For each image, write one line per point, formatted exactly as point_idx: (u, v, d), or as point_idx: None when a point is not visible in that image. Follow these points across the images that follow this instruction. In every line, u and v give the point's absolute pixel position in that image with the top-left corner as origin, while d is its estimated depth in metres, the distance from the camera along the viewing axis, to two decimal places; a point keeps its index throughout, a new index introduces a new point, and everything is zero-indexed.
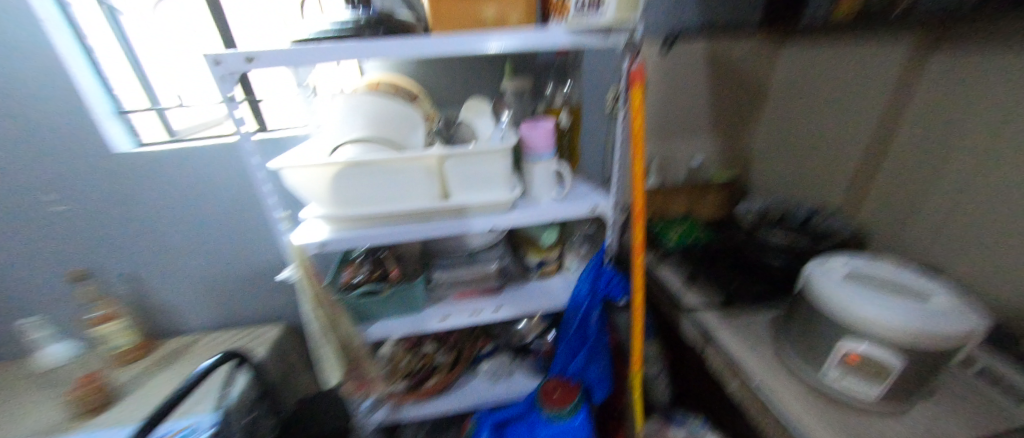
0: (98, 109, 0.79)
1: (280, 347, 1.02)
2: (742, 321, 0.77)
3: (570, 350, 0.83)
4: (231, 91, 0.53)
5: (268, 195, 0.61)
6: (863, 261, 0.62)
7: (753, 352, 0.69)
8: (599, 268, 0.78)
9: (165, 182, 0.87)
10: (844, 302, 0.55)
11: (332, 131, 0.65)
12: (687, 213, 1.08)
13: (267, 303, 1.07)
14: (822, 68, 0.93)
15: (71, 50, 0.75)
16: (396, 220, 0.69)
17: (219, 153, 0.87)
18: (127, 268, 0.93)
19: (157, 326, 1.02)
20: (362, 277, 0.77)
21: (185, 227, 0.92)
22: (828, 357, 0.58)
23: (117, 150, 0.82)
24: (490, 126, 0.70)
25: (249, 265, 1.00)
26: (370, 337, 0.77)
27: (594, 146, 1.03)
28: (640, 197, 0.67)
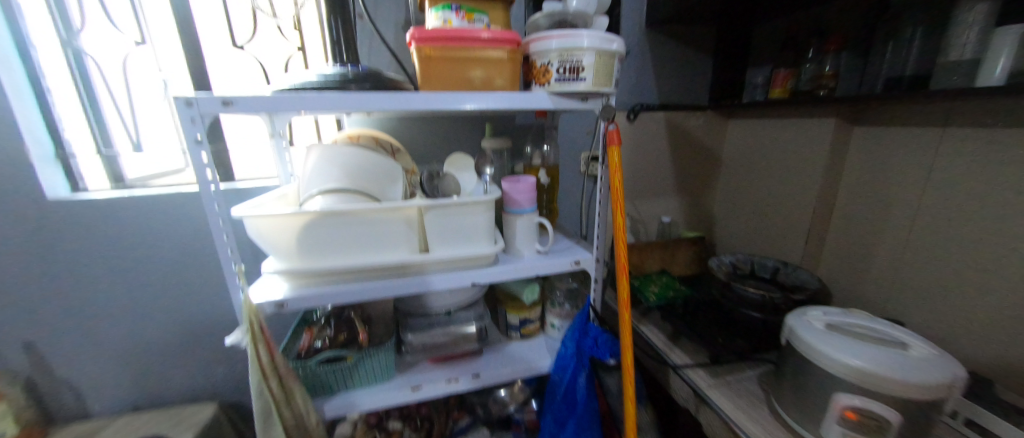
0: (37, 152, 0.72)
1: (212, 430, 0.86)
2: (732, 380, 0.74)
3: (558, 419, 0.76)
4: (199, 134, 0.50)
5: (223, 248, 0.54)
6: (841, 311, 0.64)
7: (748, 412, 0.67)
8: (585, 326, 0.74)
9: (104, 234, 0.77)
10: (830, 353, 0.55)
11: (306, 181, 0.62)
12: (663, 269, 1.09)
13: (202, 376, 0.92)
14: (766, 138, 1.05)
15: (20, 90, 0.70)
16: (369, 275, 0.63)
17: (174, 203, 0.80)
18: (33, 336, 0.78)
19: (55, 410, 0.83)
20: (325, 341, 0.69)
21: (118, 284, 0.81)
22: (826, 414, 0.57)
23: (51, 196, 0.73)
24: (473, 181, 0.71)
25: (190, 329, 0.88)
26: (327, 414, 0.66)
27: (570, 203, 1.06)
28: (623, 251, 0.67)
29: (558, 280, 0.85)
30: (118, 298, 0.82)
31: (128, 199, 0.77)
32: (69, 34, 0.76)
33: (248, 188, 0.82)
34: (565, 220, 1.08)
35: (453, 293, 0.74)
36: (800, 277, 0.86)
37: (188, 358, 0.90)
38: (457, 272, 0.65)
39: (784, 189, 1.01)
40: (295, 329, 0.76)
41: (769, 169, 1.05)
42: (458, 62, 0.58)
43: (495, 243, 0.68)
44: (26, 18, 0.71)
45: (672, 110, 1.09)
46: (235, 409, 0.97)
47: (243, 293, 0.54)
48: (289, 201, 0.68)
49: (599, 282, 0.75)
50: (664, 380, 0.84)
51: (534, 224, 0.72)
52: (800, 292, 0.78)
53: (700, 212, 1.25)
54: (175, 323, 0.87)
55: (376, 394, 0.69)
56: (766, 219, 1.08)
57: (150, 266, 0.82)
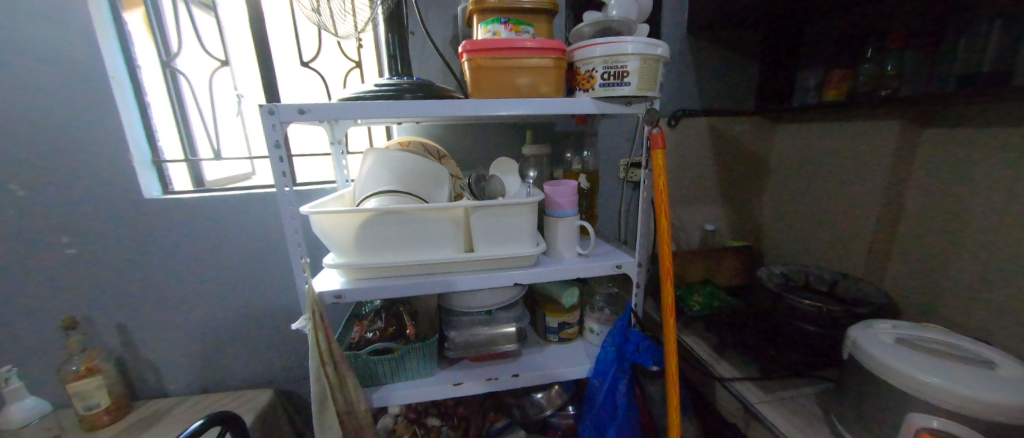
0: (138, 158, 0.83)
1: (268, 415, 0.92)
2: (787, 398, 0.70)
3: (597, 425, 0.75)
4: (278, 138, 0.56)
5: (292, 242, 0.60)
6: (913, 325, 0.59)
7: (805, 430, 0.63)
8: (626, 331, 0.73)
9: (187, 230, 0.87)
10: (902, 370, 0.51)
11: (362, 182, 0.66)
12: (707, 278, 1.06)
13: (261, 364, 1.00)
14: (822, 143, 1.00)
15: (128, 106, 0.82)
16: (417, 271, 0.66)
17: (245, 204, 0.89)
18: (128, 320, 0.89)
19: (140, 386, 0.94)
20: (375, 333, 0.74)
21: (196, 275, 0.90)
22: (898, 436, 0.52)
23: (146, 195, 0.84)
24: (517, 184, 0.74)
25: (254, 320, 0.96)
26: (375, 404, 0.69)
27: (609, 209, 1.06)
28: (668, 255, 0.66)
29: (597, 285, 0.85)
30: (196, 288, 0.91)
31: (208, 199, 0.87)
32: (169, 57, 0.88)
33: (309, 191, 0.90)
34: (603, 226, 1.07)
35: (495, 293, 0.76)
36: (862, 291, 0.80)
37: (250, 347, 0.98)
38: (500, 272, 0.67)
39: (844, 196, 0.95)
40: (345, 322, 0.80)
41: (825, 176, 0.99)
42: (506, 71, 0.61)
43: (537, 245, 0.69)
44: (136, 44, 0.83)
45: (715, 115, 1.07)
46: (288, 398, 1.04)
47: (308, 283, 0.59)
48: (346, 201, 0.73)
49: (641, 287, 0.75)
50: (709, 394, 0.81)
51: (576, 227, 0.73)
52: (863, 305, 0.72)
53: (747, 220, 1.19)
54: (241, 313, 0.95)
55: (420, 388, 0.71)
56: (823, 230, 1.01)
57: (223, 260, 0.91)
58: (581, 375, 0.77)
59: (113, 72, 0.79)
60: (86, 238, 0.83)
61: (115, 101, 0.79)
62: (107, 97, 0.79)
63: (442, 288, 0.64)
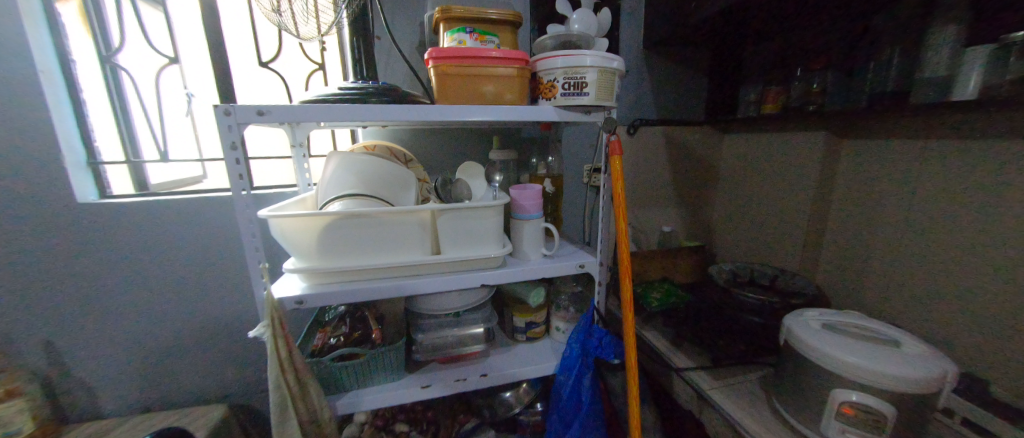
0: (70, 159, 0.77)
1: (222, 431, 0.87)
2: (735, 384, 0.77)
3: (563, 419, 0.78)
4: (235, 140, 0.55)
5: (249, 247, 0.58)
6: (837, 312, 0.67)
7: (749, 412, 0.69)
8: (590, 327, 0.77)
9: (128, 235, 0.81)
10: (825, 352, 0.58)
11: (325, 186, 0.65)
12: (664, 277, 1.12)
13: (214, 379, 0.94)
14: (763, 151, 1.09)
15: (59, 103, 0.76)
16: (384, 274, 0.66)
17: (196, 209, 0.84)
18: (56, 337, 0.81)
19: (69, 409, 0.85)
20: (339, 338, 0.72)
21: (138, 286, 0.84)
22: (824, 410, 0.59)
23: (80, 200, 0.78)
24: (484, 187, 0.77)
25: (205, 331, 0.90)
26: (340, 411, 0.68)
27: (574, 212, 1.10)
28: (626, 255, 0.70)
29: (562, 285, 0.89)
30: (139, 300, 0.85)
31: (153, 203, 0.82)
32: (108, 52, 0.82)
33: (267, 195, 0.87)
34: (569, 228, 1.11)
35: (463, 295, 0.76)
36: (798, 284, 0.89)
37: (199, 360, 0.92)
38: (468, 273, 0.68)
39: (780, 199, 1.04)
40: (307, 329, 0.78)
41: (765, 180, 1.09)
42: (472, 78, 0.63)
43: (503, 247, 0.71)
44: (70, 36, 0.77)
45: (670, 124, 1.15)
46: (243, 413, 0.98)
47: (266, 289, 0.57)
48: (308, 206, 0.71)
49: (603, 286, 0.79)
50: (667, 384, 0.87)
51: (541, 229, 0.75)
52: (798, 297, 0.80)
53: (701, 222, 1.28)
54: (190, 324, 0.89)
55: (387, 392, 0.71)
56: (764, 230, 1.11)
57: (171, 269, 0.85)
58: (548, 372, 0.79)
59: (42, 66, 0.73)
60: (5, 247, 0.75)
61: (44, 97, 0.73)
62: (35, 93, 0.72)
63: (409, 291, 0.65)
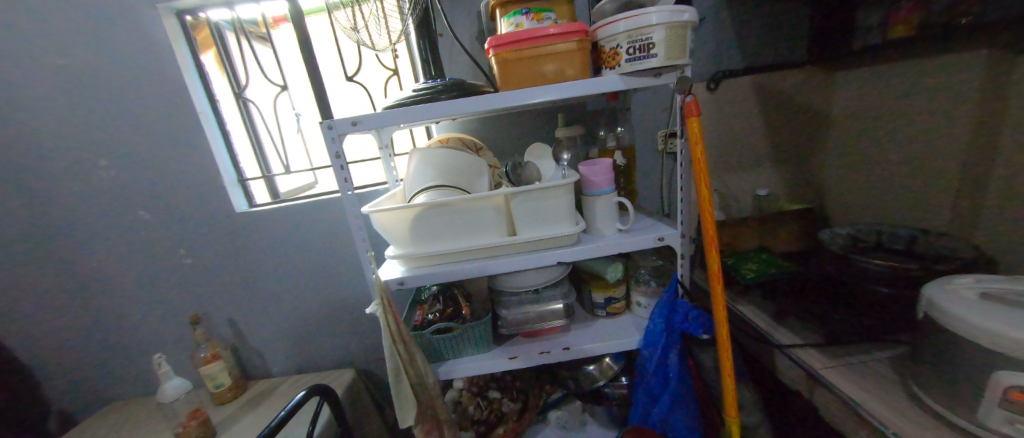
0: (227, 178, 0.98)
1: (353, 391, 1.06)
2: (855, 364, 0.67)
3: (650, 393, 0.78)
4: (338, 149, 0.64)
5: (358, 238, 0.68)
6: (1004, 278, 0.54)
7: (875, 394, 0.61)
8: (674, 302, 0.74)
9: (271, 236, 1.02)
10: (984, 326, 0.48)
11: (411, 181, 0.73)
12: (762, 246, 1.01)
13: (343, 348, 1.14)
14: (891, 87, 0.89)
15: (214, 135, 0.97)
16: (468, 257, 0.72)
17: (314, 211, 1.01)
18: (236, 314, 1.07)
19: (251, 368, 1.13)
20: (435, 315, 0.82)
21: (282, 275, 1.05)
22: (983, 396, 0.49)
23: (237, 209, 1.00)
24: (552, 168, 0.78)
25: (331, 310, 1.10)
26: (442, 377, 0.77)
27: (650, 183, 1.04)
28: (712, 226, 0.65)
29: (641, 259, 0.86)
30: (284, 286, 1.06)
31: (284, 208, 1.00)
32: (239, 89, 1.01)
33: (366, 193, 1.00)
34: (645, 200, 1.06)
35: (541, 273, 0.79)
36: (945, 247, 0.72)
37: (330, 333, 1.12)
38: (544, 252, 0.71)
39: (918, 144, 0.85)
40: (409, 307, 0.89)
41: (895, 123, 0.89)
42: (532, 59, 0.63)
43: (577, 224, 0.72)
44: (213, 80, 0.97)
45: (760, 73, 1.00)
46: (367, 377, 1.17)
47: (375, 273, 0.67)
48: (398, 200, 0.81)
49: (686, 258, 0.75)
50: (767, 361, 0.80)
51: (614, 204, 0.74)
52: (944, 263, 0.66)
53: (809, 181, 1.10)
54: (321, 305, 1.09)
55: (480, 362, 0.78)
56: (895, 184, 0.91)
57: (302, 260, 1.05)
58: (631, 347, 0.79)
59: (199, 107, 0.94)
60: (197, 249, 1.01)
61: (204, 132, 0.94)
62: (198, 130, 0.94)
63: (492, 271, 0.70)
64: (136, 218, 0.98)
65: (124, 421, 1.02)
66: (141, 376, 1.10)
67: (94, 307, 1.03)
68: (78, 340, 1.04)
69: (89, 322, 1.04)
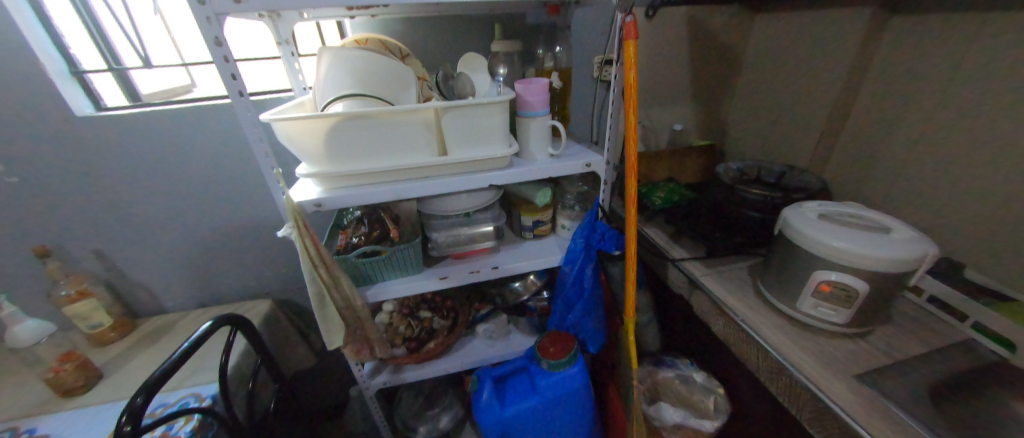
0: (52, 68, 0.73)
1: (271, 319, 1.00)
2: (725, 272, 0.84)
3: (567, 303, 0.88)
4: (218, 35, 0.50)
5: (259, 152, 0.58)
6: (837, 203, 0.69)
7: (735, 293, 0.77)
8: (594, 223, 0.81)
9: (136, 150, 0.82)
10: (817, 238, 0.61)
11: (322, 87, 0.62)
12: (671, 176, 1.13)
13: (255, 278, 1.04)
14: (794, 34, 0.97)
15: (16, 3, 0.69)
16: (394, 177, 0.67)
17: (195, 120, 0.83)
18: (102, 245, 0.89)
19: (137, 304, 0.98)
20: (360, 238, 0.78)
21: (160, 198, 0.88)
22: (804, 288, 0.65)
23: (78, 113, 0.77)
24: (487, 83, 0.73)
25: (234, 237, 0.97)
26: (371, 299, 0.77)
27: (582, 112, 1.06)
28: (634, 153, 0.70)
29: (569, 185, 0.90)
30: (165, 212, 0.90)
31: (154, 115, 0.81)
32: None
33: (265, 100, 0.84)
34: (576, 128, 1.08)
35: (472, 197, 0.78)
36: (804, 180, 0.89)
37: (236, 262, 1.01)
38: (475, 174, 0.70)
39: (802, 91, 0.97)
40: (329, 231, 0.83)
41: (789, 70, 1.00)
42: None
43: (510, 147, 0.71)
44: None
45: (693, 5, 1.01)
46: (287, 305, 1.11)
47: (285, 193, 0.59)
48: (307, 109, 0.69)
49: (608, 184, 0.80)
50: (662, 273, 0.95)
51: (548, 127, 0.74)
52: (801, 192, 0.82)
53: (717, 119, 1.22)
54: (220, 231, 0.96)
55: (410, 283, 0.79)
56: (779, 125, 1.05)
57: (186, 180, 0.88)
58: (554, 264, 0.86)
59: None
60: (23, 164, 0.78)
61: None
62: None
63: (421, 192, 0.67)
64: None
65: None
66: None
67: None
68: None
69: None
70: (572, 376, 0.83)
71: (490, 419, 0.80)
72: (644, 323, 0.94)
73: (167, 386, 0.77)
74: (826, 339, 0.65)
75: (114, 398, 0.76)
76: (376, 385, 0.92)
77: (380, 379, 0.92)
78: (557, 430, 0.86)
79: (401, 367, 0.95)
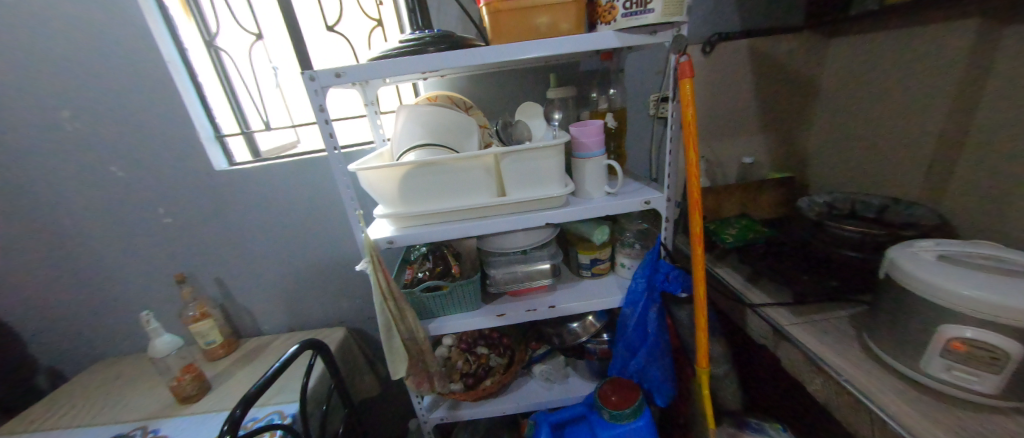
0: (203, 134, 0.94)
1: (345, 347, 1.09)
2: (817, 321, 0.73)
3: (630, 348, 0.83)
4: (322, 103, 0.62)
5: (345, 196, 0.67)
6: (963, 242, 0.58)
7: (834, 346, 0.66)
8: (656, 263, 0.77)
9: (252, 195, 0.99)
10: (938, 285, 0.51)
11: (399, 139, 0.71)
12: (743, 212, 1.04)
13: (333, 307, 1.16)
14: (883, 55, 0.88)
15: (186, 88, 0.91)
16: (458, 217, 0.72)
17: (297, 169, 0.99)
18: (221, 274, 1.07)
19: (242, 326, 1.14)
20: (425, 273, 0.83)
21: (266, 235, 1.04)
22: (929, 346, 0.54)
23: (216, 167, 0.96)
24: (543, 127, 0.78)
25: (321, 269, 1.10)
26: (433, 332, 0.80)
27: (640, 148, 1.05)
28: (698, 188, 0.66)
29: (628, 222, 0.88)
30: (269, 247, 1.05)
31: (269, 167, 0.98)
32: (210, 37, 0.94)
33: (352, 152, 0.97)
34: (634, 165, 1.07)
35: (529, 235, 0.80)
36: (915, 214, 0.76)
37: (320, 292, 1.13)
38: (532, 213, 0.72)
39: (898, 115, 0.86)
40: (398, 266, 0.90)
41: (882, 93, 0.89)
42: (525, 9, 0.60)
43: (566, 186, 0.72)
44: (180, 26, 0.90)
45: (756, 36, 0.98)
46: (358, 334, 1.20)
47: (364, 232, 0.67)
48: (386, 159, 0.79)
49: (670, 222, 0.77)
50: (740, 319, 0.85)
51: (604, 166, 0.74)
52: (910, 229, 0.70)
53: (794, 149, 1.12)
54: (309, 264, 1.09)
55: (469, 319, 0.81)
56: (874, 154, 0.93)
57: (287, 220, 1.03)
58: (613, 304, 0.83)
59: (168, 55, 0.88)
60: (177, 209, 0.99)
61: (175, 83, 0.89)
62: (168, 81, 0.89)
63: (482, 230, 0.71)
64: (107, 176, 0.94)
65: (116, 377, 1.03)
66: (130, 336, 1.11)
67: (73, 266, 1.01)
68: (64, 298, 1.04)
69: (71, 281, 1.03)
70: (636, 430, 0.76)
71: None
72: (720, 375, 0.84)
73: (258, 402, 0.86)
74: (965, 411, 0.52)
75: (216, 410, 0.87)
76: (434, 419, 0.93)
77: (439, 414, 0.93)
78: None
79: (458, 404, 0.96)
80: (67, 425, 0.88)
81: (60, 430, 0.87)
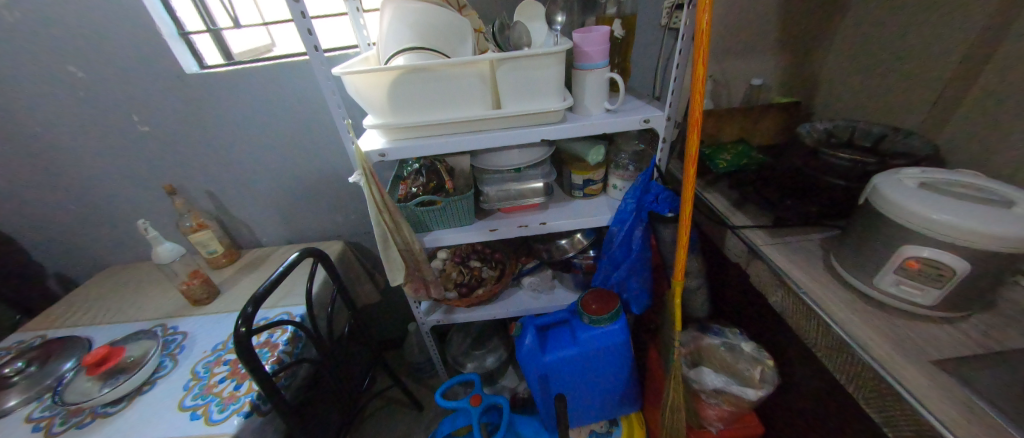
0: (166, 31, 0.84)
1: (344, 258, 1.14)
2: (791, 243, 0.77)
3: (613, 263, 0.89)
4: None
5: (332, 103, 0.63)
6: (947, 171, 0.59)
7: (800, 265, 0.72)
8: (648, 184, 0.79)
9: (231, 103, 0.94)
10: (911, 210, 0.54)
11: (385, 40, 0.65)
12: (740, 137, 1.03)
13: (330, 222, 1.18)
14: None
15: None
16: (451, 130, 0.70)
17: (276, 76, 0.91)
18: (211, 187, 1.06)
19: (241, 238, 1.17)
20: (419, 188, 0.84)
21: (252, 148, 1.01)
22: (886, 264, 0.59)
23: (187, 71, 0.89)
24: (544, 33, 0.73)
25: (313, 184, 1.10)
26: (428, 244, 0.84)
27: (645, 64, 0.98)
28: (700, 106, 0.64)
29: (624, 143, 0.87)
30: (257, 160, 1.03)
31: (245, 73, 0.90)
32: None
33: (335, 57, 0.89)
34: (637, 84, 1.02)
35: (523, 153, 0.79)
36: (909, 144, 0.76)
37: (315, 206, 1.14)
38: (528, 129, 0.70)
39: None
40: (391, 181, 0.90)
41: None
42: None
43: (564, 101, 0.69)
44: None
45: None
46: (356, 247, 1.25)
47: (354, 143, 0.65)
48: (372, 64, 0.73)
49: (666, 143, 0.76)
50: (720, 240, 0.90)
51: (605, 80, 0.70)
52: (900, 157, 0.71)
53: None
54: (301, 179, 1.08)
55: (463, 233, 0.84)
56: None
57: (272, 133, 0.99)
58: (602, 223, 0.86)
59: None
60: (151, 116, 0.93)
61: None
62: None
63: (476, 144, 0.69)
64: (67, 77, 0.86)
65: (126, 280, 1.09)
66: (130, 244, 1.14)
67: (55, 175, 0.99)
68: (54, 206, 1.04)
69: (57, 190, 1.01)
70: (612, 332, 0.86)
71: (531, 361, 0.87)
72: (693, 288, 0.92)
73: (267, 304, 0.93)
74: (902, 320, 0.60)
75: (228, 310, 0.94)
76: (430, 321, 1.03)
77: (435, 317, 1.02)
78: (593, 378, 0.91)
79: (453, 309, 1.05)
80: (90, 321, 0.95)
81: (85, 325, 0.94)
